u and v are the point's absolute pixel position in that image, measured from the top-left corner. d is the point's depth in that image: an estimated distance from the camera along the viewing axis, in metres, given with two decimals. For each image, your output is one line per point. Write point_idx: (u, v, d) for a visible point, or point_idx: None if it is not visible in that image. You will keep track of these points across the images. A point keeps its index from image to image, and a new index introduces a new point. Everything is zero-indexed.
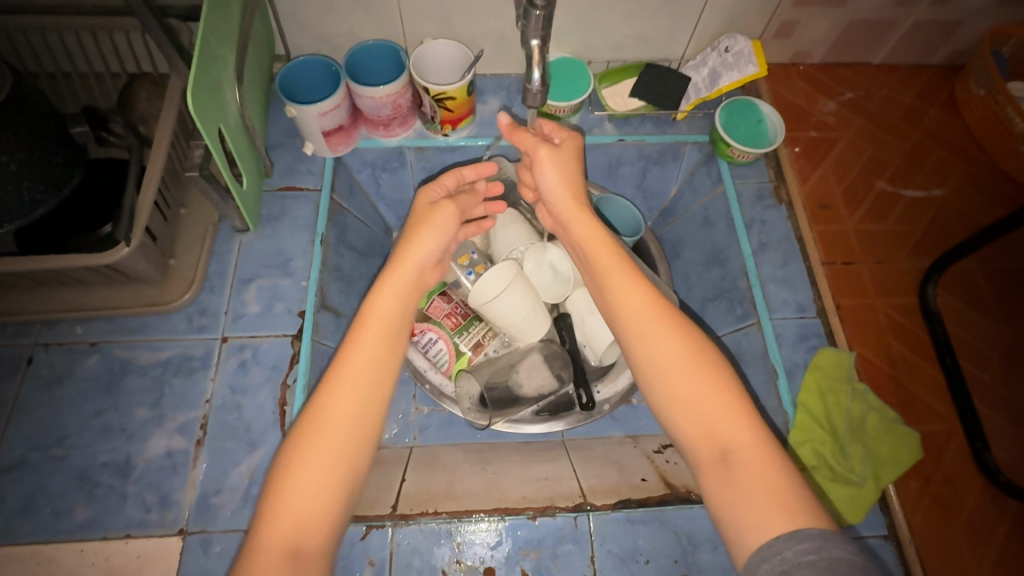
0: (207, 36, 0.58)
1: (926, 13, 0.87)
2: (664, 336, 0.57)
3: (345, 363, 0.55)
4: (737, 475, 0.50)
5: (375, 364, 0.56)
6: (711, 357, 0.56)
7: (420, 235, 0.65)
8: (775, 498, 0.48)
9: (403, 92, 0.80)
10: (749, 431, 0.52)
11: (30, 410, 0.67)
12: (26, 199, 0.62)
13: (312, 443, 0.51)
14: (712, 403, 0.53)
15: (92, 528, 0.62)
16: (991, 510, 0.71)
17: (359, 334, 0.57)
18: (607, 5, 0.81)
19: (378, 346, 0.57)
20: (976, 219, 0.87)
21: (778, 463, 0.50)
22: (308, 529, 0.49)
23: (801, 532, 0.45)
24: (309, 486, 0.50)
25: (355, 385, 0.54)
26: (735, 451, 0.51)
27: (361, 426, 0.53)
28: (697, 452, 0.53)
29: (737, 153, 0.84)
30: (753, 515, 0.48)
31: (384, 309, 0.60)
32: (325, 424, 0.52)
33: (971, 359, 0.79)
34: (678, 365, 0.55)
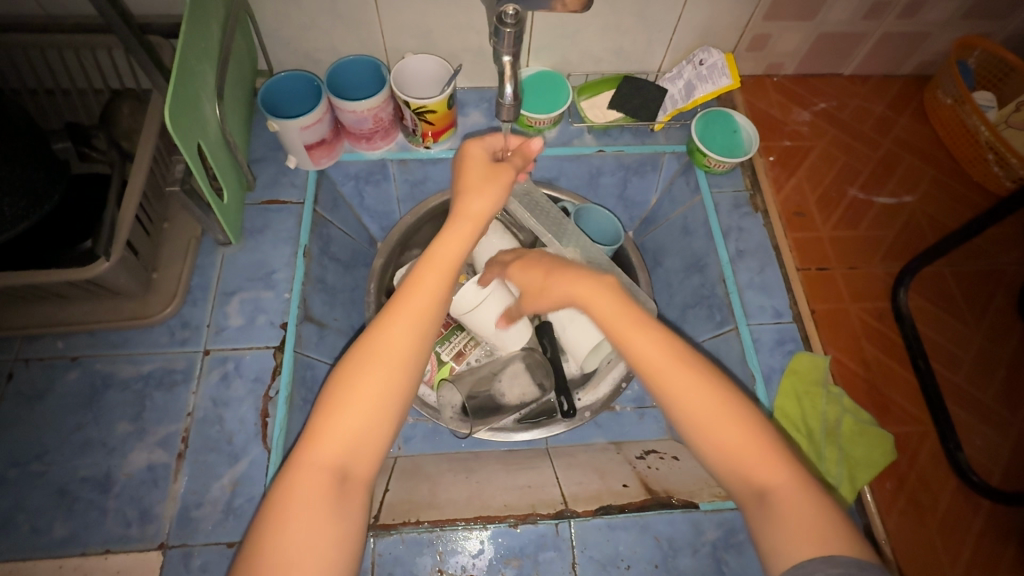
0: (186, 55, 0.59)
1: (893, 26, 0.90)
2: (690, 389, 0.53)
3: (410, 296, 0.57)
4: (775, 514, 0.49)
5: (437, 303, 0.58)
6: (740, 400, 0.54)
7: (472, 189, 0.62)
8: (813, 528, 0.47)
9: (384, 105, 0.81)
10: (782, 469, 0.51)
11: (10, 426, 0.67)
12: (9, 214, 0.62)
13: (370, 372, 0.53)
14: (745, 450, 0.52)
15: (71, 544, 0.62)
16: (965, 508, 0.72)
17: (427, 273, 0.58)
18: (584, 20, 0.83)
19: (442, 285, 0.58)
20: (945, 224, 0.89)
21: (812, 496, 0.50)
22: (357, 453, 0.52)
23: (832, 556, 0.45)
24: (356, 423, 0.52)
25: (419, 318, 0.57)
26: (772, 491, 0.50)
27: (414, 360, 0.56)
28: (736, 489, 0.52)
29: (714, 163, 0.85)
30: (790, 541, 0.47)
31: (452, 252, 0.60)
32: (384, 354, 0.54)
33: (943, 361, 0.81)
34: (709, 416, 0.53)
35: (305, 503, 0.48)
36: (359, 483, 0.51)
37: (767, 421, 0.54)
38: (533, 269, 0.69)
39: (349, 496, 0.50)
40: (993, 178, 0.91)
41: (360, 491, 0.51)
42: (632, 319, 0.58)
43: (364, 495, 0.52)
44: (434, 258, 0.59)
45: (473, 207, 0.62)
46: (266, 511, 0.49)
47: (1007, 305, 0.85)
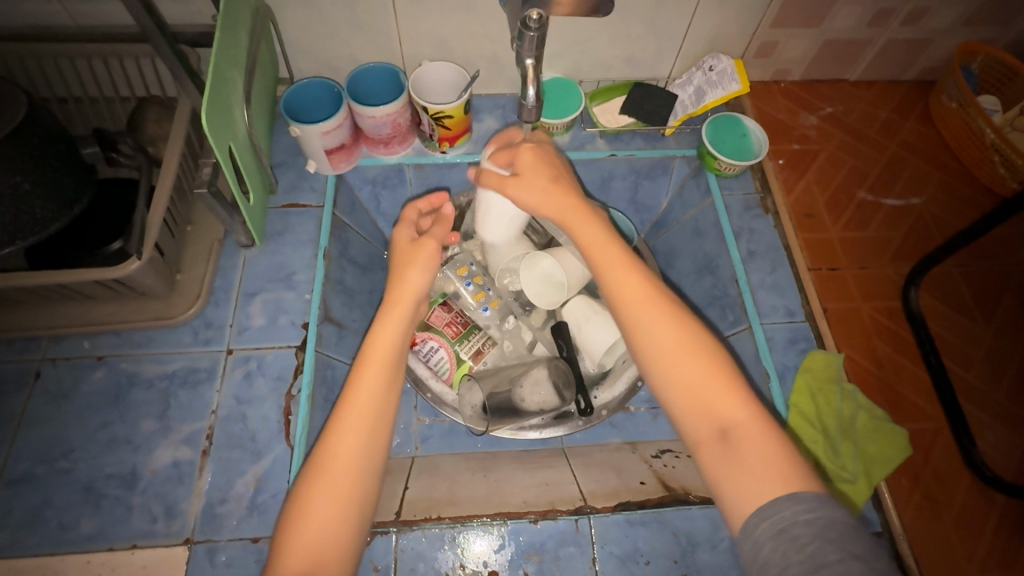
0: (219, 60, 0.61)
1: (898, 32, 0.92)
2: (658, 320, 0.57)
3: (350, 399, 0.57)
4: (738, 453, 0.51)
5: (379, 398, 0.58)
6: (705, 339, 0.56)
7: (413, 263, 0.66)
8: (776, 472, 0.49)
9: (402, 111, 0.83)
10: (743, 408, 0.53)
11: (37, 424, 0.68)
12: (39, 216, 0.64)
13: (325, 480, 0.54)
14: (707, 387, 0.54)
15: (97, 539, 0.63)
16: (980, 504, 0.72)
17: (363, 372, 0.58)
18: (595, 28, 0.85)
19: (381, 382, 0.58)
20: (953, 225, 0.91)
21: (773, 437, 0.51)
22: (328, 546, 0.51)
23: (798, 494, 0.47)
24: (323, 525, 0.52)
25: (363, 421, 0.56)
26: (732, 430, 0.52)
27: (369, 456, 0.56)
28: (693, 427, 0.54)
29: (724, 166, 0.87)
30: (756, 484, 0.49)
31: (384, 344, 0.61)
32: (336, 462, 0.54)
33: (954, 359, 0.82)
34: (673, 347, 0.56)
35: None
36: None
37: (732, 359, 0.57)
38: (545, 164, 0.67)
39: None
40: (998, 180, 0.93)
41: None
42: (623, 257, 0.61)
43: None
44: (369, 355, 0.60)
45: (415, 285, 0.65)
46: None
47: (1015, 303, 0.86)
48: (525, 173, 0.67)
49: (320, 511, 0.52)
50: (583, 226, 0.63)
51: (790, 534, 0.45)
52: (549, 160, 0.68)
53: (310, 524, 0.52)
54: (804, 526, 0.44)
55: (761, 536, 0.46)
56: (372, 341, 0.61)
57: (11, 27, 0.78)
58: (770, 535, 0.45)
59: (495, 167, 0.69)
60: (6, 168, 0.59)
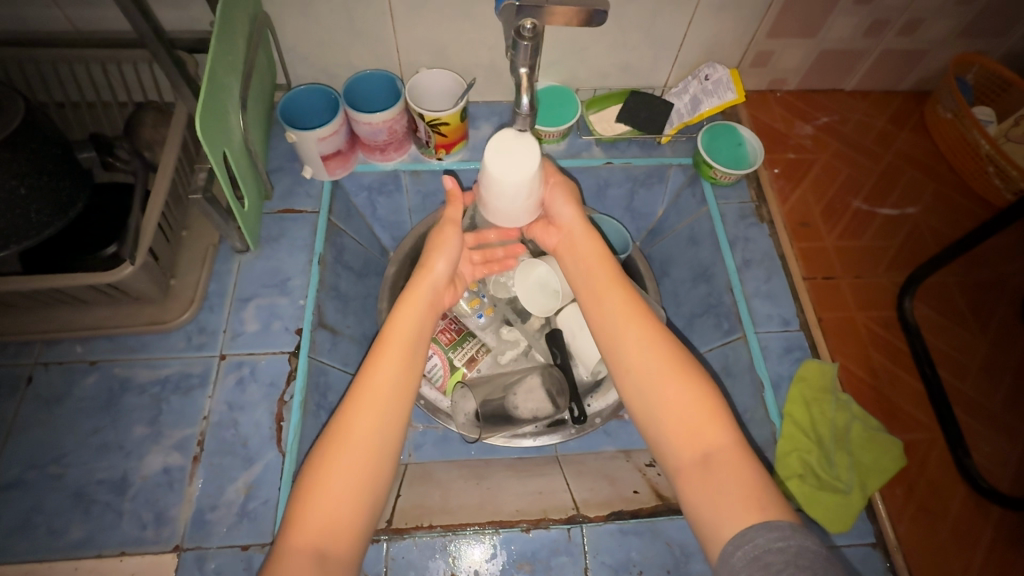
0: (216, 67, 0.61)
1: (893, 43, 0.92)
2: (647, 345, 0.60)
3: (370, 383, 0.58)
4: (715, 476, 0.52)
5: (397, 384, 0.59)
6: (692, 366, 0.58)
7: (441, 249, 0.70)
8: (753, 497, 0.49)
9: (398, 118, 0.84)
10: (726, 435, 0.54)
11: (28, 429, 0.68)
12: (33, 221, 0.64)
13: (338, 459, 0.54)
14: (690, 412, 0.56)
15: (86, 546, 0.62)
16: (975, 515, 0.72)
17: (384, 354, 0.60)
18: (591, 37, 0.85)
19: (403, 368, 0.60)
20: (948, 235, 0.91)
21: (753, 465, 0.52)
22: (333, 529, 0.51)
23: (773, 522, 0.47)
24: (332, 507, 0.52)
25: (376, 405, 0.57)
26: (714, 455, 0.53)
27: (385, 443, 0.56)
28: (677, 452, 0.55)
29: (720, 174, 0.87)
30: (733, 508, 0.49)
31: (404, 328, 0.63)
32: (351, 440, 0.55)
33: (949, 369, 0.82)
34: (660, 372, 0.58)
35: None
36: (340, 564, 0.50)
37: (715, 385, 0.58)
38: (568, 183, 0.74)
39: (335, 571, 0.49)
40: (993, 191, 0.93)
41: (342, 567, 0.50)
42: (618, 282, 0.66)
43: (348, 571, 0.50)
44: (390, 337, 0.61)
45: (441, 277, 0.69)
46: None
47: (1011, 313, 0.86)
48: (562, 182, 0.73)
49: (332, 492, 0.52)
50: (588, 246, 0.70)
51: (763, 561, 0.45)
52: (573, 182, 0.75)
53: (324, 504, 0.52)
54: (779, 554, 0.44)
55: (738, 563, 0.46)
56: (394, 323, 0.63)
57: (10, 30, 0.78)
58: (745, 564, 0.45)
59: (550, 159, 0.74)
60: (4, 171, 0.59)
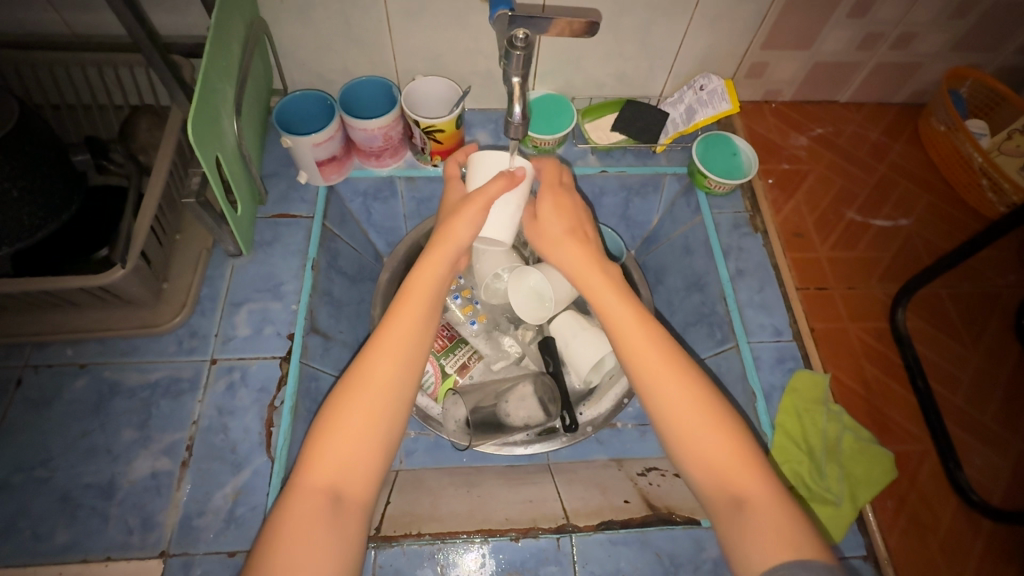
0: (210, 72, 0.61)
1: (886, 56, 0.93)
2: (671, 381, 0.58)
3: (386, 332, 0.58)
4: (748, 515, 0.52)
5: (415, 331, 0.59)
6: (720, 409, 0.57)
7: (467, 215, 0.64)
8: (787, 539, 0.50)
9: (393, 124, 0.84)
10: (757, 479, 0.54)
11: (17, 431, 0.67)
12: (24, 223, 0.64)
13: (355, 402, 0.54)
14: (716, 447, 0.55)
15: (71, 551, 0.62)
16: (966, 528, 0.72)
17: (403, 305, 0.60)
18: (587, 46, 0.86)
19: (420, 316, 0.60)
20: (941, 247, 0.91)
21: (788, 511, 0.52)
22: (349, 475, 0.52)
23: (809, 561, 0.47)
24: (347, 453, 0.52)
25: (397, 351, 0.57)
26: (749, 499, 0.53)
27: (400, 392, 0.56)
28: (710, 494, 0.55)
29: (714, 184, 0.88)
30: (764, 548, 0.49)
31: (428, 281, 0.62)
32: (368, 385, 0.55)
33: (942, 381, 0.82)
34: (683, 410, 0.57)
35: (304, 525, 0.49)
36: (354, 506, 0.51)
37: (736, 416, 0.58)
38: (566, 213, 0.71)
39: (346, 518, 0.51)
40: (986, 203, 0.93)
41: (355, 514, 0.51)
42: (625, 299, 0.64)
43: (359, 520, 0.51)
44: (410, 290, 0.61)
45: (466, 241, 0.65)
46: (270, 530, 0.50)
47: (1003, 326, 0.86)
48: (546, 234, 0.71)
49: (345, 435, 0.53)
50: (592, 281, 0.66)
51: None
52: (568, 210, 0.72)
53: (336, 447, 0.52)
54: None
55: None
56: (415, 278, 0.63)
57: (9, 34, 0.79)
58: None
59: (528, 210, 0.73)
60: None
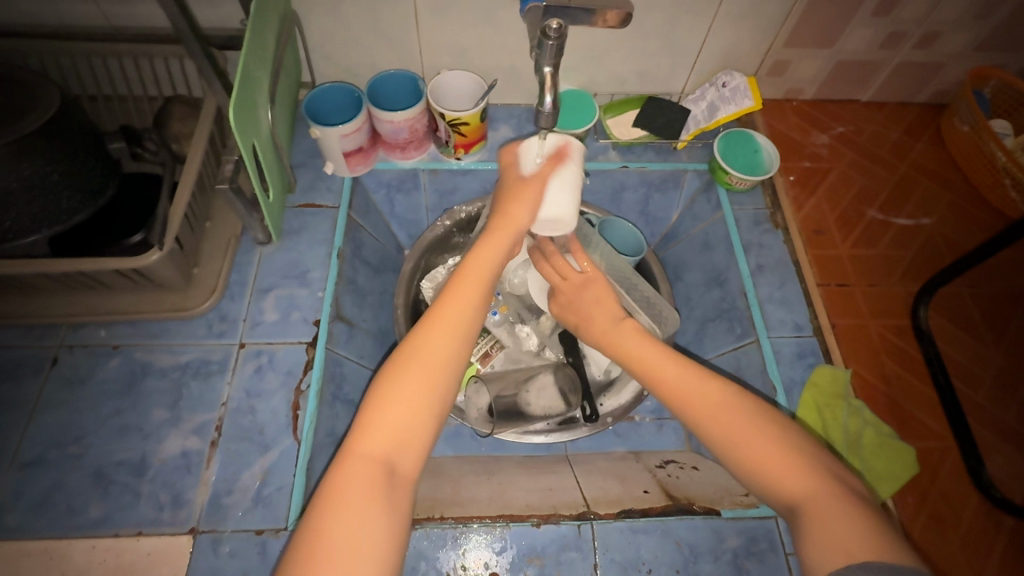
0: (249, 60, 0.63)
1: (910, 55, 0.93)
2: (708, 407, 0.57)
3: (446, 309, 0.58)
4: (810, 523, 0.49)
5: (474, 310, 0.59)
6: (761, 412, 0.56)
7: (526, 196, 0.66)
8: (835, 540, 0.47)
9: (419, 117, 0.85)
10: (809, 482, 0.51)
11: (52, 408, 0.69)
12: (63, 207, 0.66)
13: (409, 373, 0.54)
14: (767, 453, 0.53)
15: (105, 525, 0.63)
16: (988, 526, 0.72)
17: (459, 285, 0.60)
18: (611, 42, 0.87)
19: (477, 295, 0.60)
20: (963, 246, 0.91)
21: (845, 510, 0.49)
22: (400, 449, 0.52)
23: (869, 563, 0.44)
24: (398, 426, 0.52)
25: (453, 326, 0.57)
26: (803, 504, 0.51)
27: (451, 369, 0.56)
28: (773, 502, 0.53)
29: (736, 180, 0.88)
30: (821, 553, 0.47)
31: (483, 265, 0.63)
32: (422, 359, 0.55)
33: (963, 379, 0.82)
34: (738, 424, 0.55)
35: (357, 494, 0.49)
36: (405, 480, 0.52)
37: (778, 420, 0.56)
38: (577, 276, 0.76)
39: (398, 488, 0.50)
40: (1009, 204, 0.93)
41: (406, 488, 0.51)
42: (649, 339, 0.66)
43: (411, 490, 0.52)
44: (467, 272, 0.61)
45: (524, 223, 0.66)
46: (322, 497, 0.49)
47: None
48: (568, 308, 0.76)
49: (399, 406, 0.53)
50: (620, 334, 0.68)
51: None
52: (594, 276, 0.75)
53: (388, 417, 0.52)
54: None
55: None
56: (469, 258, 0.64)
57: (49, 24, 0.81)
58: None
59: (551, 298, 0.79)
60: (37, 158, 0.61)
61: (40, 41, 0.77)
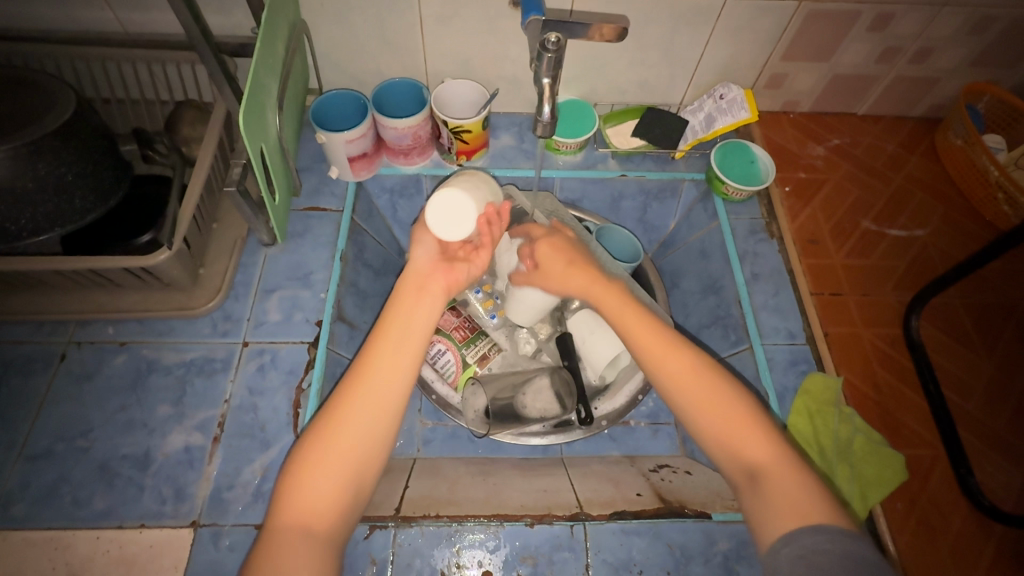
0: (259, 68, 0.65)
1: (904, 70, 0.95)
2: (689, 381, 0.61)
3: (361, 371, 0.60)
4: (766, 487, 0.55)
5: (391, 367, 0.60)
6: (728, 383, 0.61)
7: (417, 239, 0.70)
8: (795, 505, 0.52)
9: (423, 124, 0.87)
10: (770, 449, 0.57)
11: (60, 403, 0.71)
12: (77, 207, 0.68)
13: (326, 438, 0.56)
14: (732, 421, 0.59)
15: (108, 517, 0.65)
16: (977, 534, 0.72)
17: (375, 344, 0.62)
18: (611, 53, 0.89)
19: (394, 353, 0.61)
20: (956, 257, 0.92)
21: (798, 474, 0.55)
22: (321, 509, 0.53)
23: (821, 526, 0.50)
24: (327, 485, 0.54)
25: (367, 387, 0.59)
26: (761, 469, 0.56)
27: (370, 431, 0.57)
28: (728, 468, 0.58)
29: (732, 190, 0.90)
30: (775, 515, 0.53)
31: (399, 319, 0.64)
32: (340, 423, 0.57)
33: (955, 389, 0.83)
34: (704, 393, 0.61)
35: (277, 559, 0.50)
36: (328, 538, 0.53)
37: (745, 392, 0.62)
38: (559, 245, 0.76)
39: (319, 548, 0.51)
40: (1002, 216, 0.94)
41: (327, 547, 0.52)
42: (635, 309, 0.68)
43: (336, 547, 0.53)
44: (382, 330, 0.63)
45: (422, 264, 0.69)
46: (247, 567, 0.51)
47: (1018, 337, 0.86)
48: (545, 271, 0.75)
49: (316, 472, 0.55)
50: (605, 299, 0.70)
51: (807, 558, 0.47)
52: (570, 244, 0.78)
53: (305, 484, 0.54)
54: (821, 555, 0.47)
55: (784, 557, 0.49)
56: (390, 314, 0.65)
57: (67, 30, 0.84)
58: (789, 558, 0.48)
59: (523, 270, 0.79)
60: (53, 158, 0.63)
61: (57, 46, 0.79)
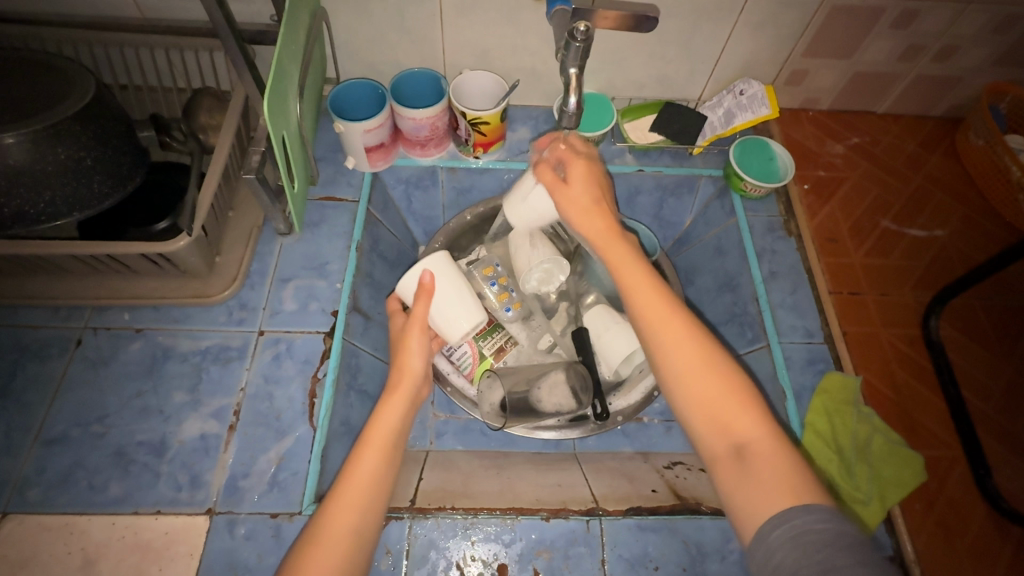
0: (282, 54, 0.64)
1: (927, 68, 0.94)
2: (682, 344, 0.55)
3: (349, 481, 0.57)
4: (752, 468, 0.50)
5: (376, 480, 0.58)
6: (723, 353, 0.55)
7: (415, 347, 0.67)
8: (786, 485, 0.48)
9: (441, 115, 0.87)
10: (762, 426, 0.52)
11: (76, 388, 0.71)
12: (95, 191, 0.67)
13: (315, 555, 0.53)
14: (720, 394, 0.53)
15: (124, 503, 0.65)
16: (995, 537, 0.72)
17: (364, 453, 0.59)
18: (631, 47, 0.88)
19: (380, 464, 0.59)
20: (976, 259, 0.91)
21: (791, 456, 0.50)
22: None
23: (810, 506, 0.46)
24: None
25: (356, 497, 0.56)
26: (749, 446, 0.51)
27: (359, 536, 0.55)
28: (709, 444, 0.53)
29: (750, 187, 0.89)
30: (752, 496, 0.49)
31: (387, 426, 0.61)
32: (327, 541, 0.53)
33: (973, 391, 0.82)
34: (694, 361, 0.54)
35: None
36: None
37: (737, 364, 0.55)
38: (593, 182, 0.65)
39: None
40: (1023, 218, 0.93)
41: None
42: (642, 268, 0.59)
43: None
44: (368, 439, 0.60)
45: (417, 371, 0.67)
46: None
47: None
48: (571, 189, 0.64)
49: None
50: (613, 247, 0.61)
51: (802, 540, 0.44)
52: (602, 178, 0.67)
53: None
54: (816, 534, 0.44)
55: (774, 542, 0.46)
56: (377, 420, 0.62)
57: (86, 15, 0.83)
58: (783, 541, 0.45)
59: (550, 167, 0.66)
60: (71, 142, 0.63)
61: (76, 31, 0.79)
